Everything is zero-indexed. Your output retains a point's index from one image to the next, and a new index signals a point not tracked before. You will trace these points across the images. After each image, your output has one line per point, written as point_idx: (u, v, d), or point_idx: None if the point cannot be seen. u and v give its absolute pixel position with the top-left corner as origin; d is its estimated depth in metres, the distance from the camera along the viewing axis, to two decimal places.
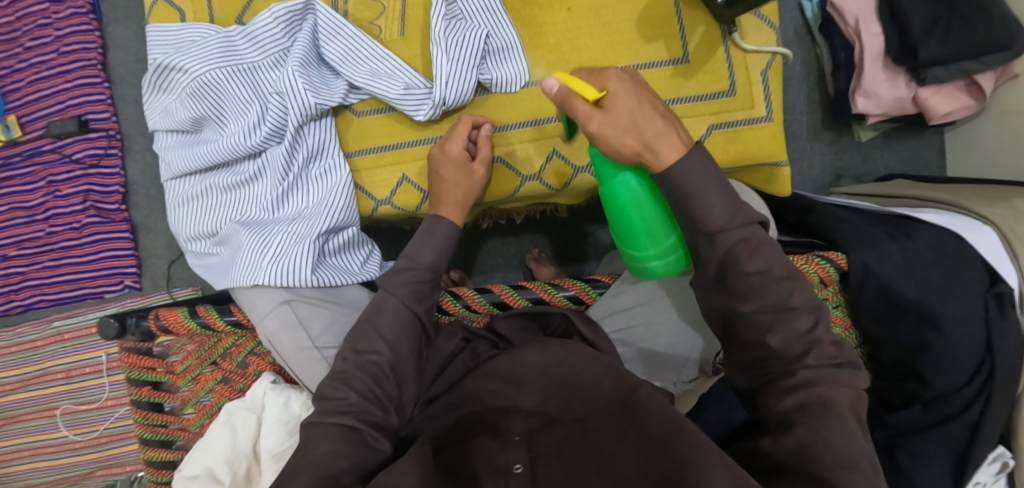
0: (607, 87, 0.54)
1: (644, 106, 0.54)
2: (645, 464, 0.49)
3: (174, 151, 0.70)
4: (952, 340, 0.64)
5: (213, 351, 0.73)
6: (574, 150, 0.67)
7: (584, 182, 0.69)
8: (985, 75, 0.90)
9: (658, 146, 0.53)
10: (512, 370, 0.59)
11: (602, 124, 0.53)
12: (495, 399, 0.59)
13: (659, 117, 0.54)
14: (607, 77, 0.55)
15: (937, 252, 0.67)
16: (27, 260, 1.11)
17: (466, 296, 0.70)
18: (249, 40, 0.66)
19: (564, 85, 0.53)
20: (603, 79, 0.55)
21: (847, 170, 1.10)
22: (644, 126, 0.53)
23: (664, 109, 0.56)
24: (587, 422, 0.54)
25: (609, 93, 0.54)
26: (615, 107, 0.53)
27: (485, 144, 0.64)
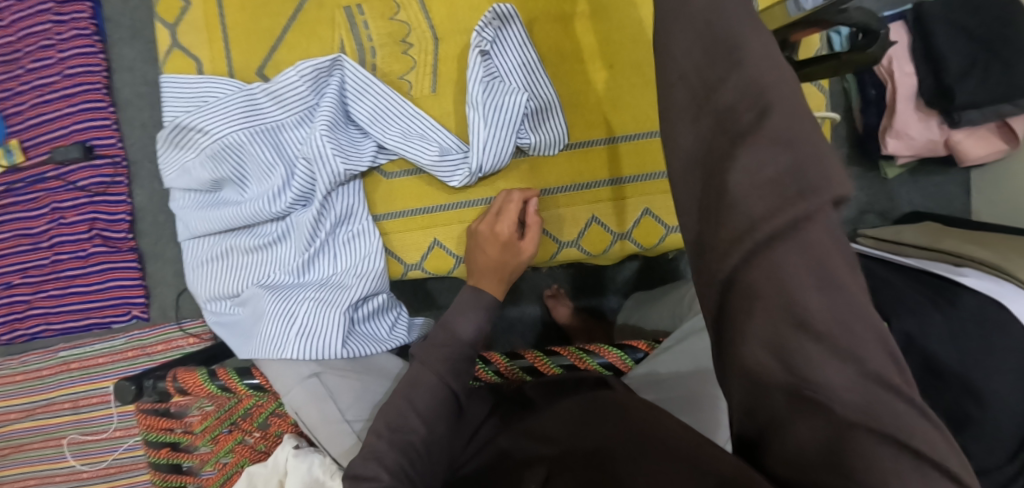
0: None
1: None
2: None
3: (190, 210, 0.67)
4: (994, 413, 0.63)
5: (234, 412, 0.69)
6: (614, 217, 0.65)
7: (622, 250, 0.66)
8: (1019, 119, 0.88)
9: None
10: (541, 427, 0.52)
11: None
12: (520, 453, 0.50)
13: None
14: None
15: (981, 323, 0.66)
16: (31, 288, 1.08)
17: (496, 360, 0.69)
18: (272, 98, 0.63)
19: None
20: None
21: (870, 206, 1.08)
22: None
23: None
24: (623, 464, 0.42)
25: None
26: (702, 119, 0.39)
27: (534, 221, 0.61)
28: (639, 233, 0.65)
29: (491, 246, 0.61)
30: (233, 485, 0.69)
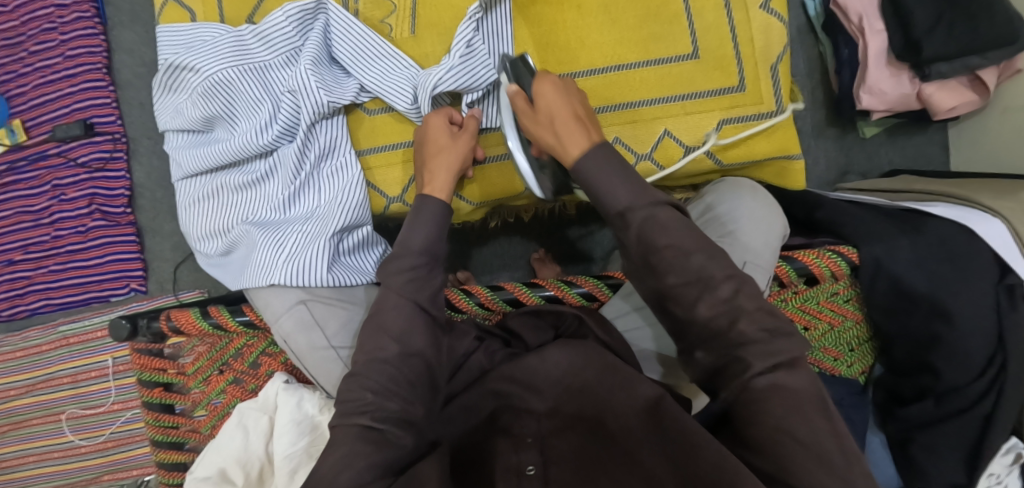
0: (542, 96, 0.60)
1: (566, 107, 0.59)
2: (680, 469, 0.48)
3: (185, 150, 0.72)
4: (963, 333, 0.66)
5: (225, 352, 0.72)
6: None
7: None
8: (989, 71, 0.91)
9: (566, 146, 0.58)
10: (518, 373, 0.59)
11: (538, 116, 0.60)
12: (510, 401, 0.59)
13: (575, 121, 0.59)
14: (544, 84, 0.60)
15: (945, 246, 0.68)
16: (32, 264, 1.11)
17: (479, 294, 0.72)
18: (259, 38, 0.67)
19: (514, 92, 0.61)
20: (540, 86, 0.60)
21: (851, 167, 1.10)
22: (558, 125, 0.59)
23: (586, 113, 0.61)
24: (607, 420, 0.54)
25: (541, 102, 0.60)
26: (539, 109, 0.60)
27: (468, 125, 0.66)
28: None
29: (439, 134, 0.65)
30: (222, 427, 0.68)
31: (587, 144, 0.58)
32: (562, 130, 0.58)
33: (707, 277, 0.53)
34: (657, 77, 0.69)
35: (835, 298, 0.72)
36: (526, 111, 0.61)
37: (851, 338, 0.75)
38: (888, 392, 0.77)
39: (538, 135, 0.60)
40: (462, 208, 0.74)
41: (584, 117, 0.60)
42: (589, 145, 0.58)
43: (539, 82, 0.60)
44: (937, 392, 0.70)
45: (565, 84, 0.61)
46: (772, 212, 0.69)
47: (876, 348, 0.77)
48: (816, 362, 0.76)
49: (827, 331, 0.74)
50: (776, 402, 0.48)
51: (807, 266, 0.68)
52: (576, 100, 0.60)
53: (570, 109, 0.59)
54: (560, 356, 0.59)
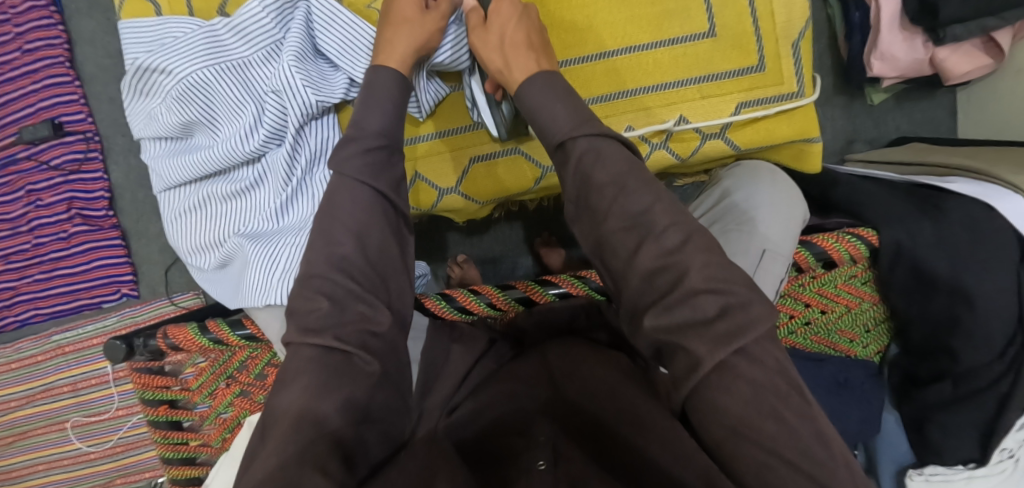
0: (495, 11, 0.59)
1: (518, 29, 0.58)
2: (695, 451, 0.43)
3: (164, 159, 0.67)
4: (984, 316, 0.64)
5: (229, 365, 0.70)
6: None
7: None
8: (1003, 32, 0.87)
9: (510, 70, 0.57)
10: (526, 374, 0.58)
11: (485, 37, 0.59)
12: (516, 403, 0.55)
13: (524, 46, 0.57)
14: (500, 1, 0.60)
15: (969, 225, 0.66)
16: (16, 275, 1.07)
17: (488, 293, 0.68)
18: (234, 32, 0.62)
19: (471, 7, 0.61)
20: (496, 2, 0.60)
21: (857, 135, 1.07)
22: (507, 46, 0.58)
23: (541, 41, 0.59)
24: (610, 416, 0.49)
25: (493, 18, 0.59)
26: (491, 24, 0.59)
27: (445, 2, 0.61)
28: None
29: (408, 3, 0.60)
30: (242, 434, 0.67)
31: (533, 70, 0.56)
32: (512, 56, 0.57)
33: (650, 223, 0.48)
34: (672, 60, 0.66)
35: (853, 281, 0.69)
36: (478, 27, 0.60)
37: (867, 320, 0.73)
38: (905, 374, 0.75)
39: (486, 55, 0.59)
40: (468, 206, 0.75)
41: (537, 45, 0.58)
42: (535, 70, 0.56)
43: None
44: (955, 374, 0.69)
45: (525, 9, 0.60)
46: (792, 197, 0.66)
47: (891, 330, 0.76)
48: (831, 344, 0.74)
49: (843, 314, 0.71)
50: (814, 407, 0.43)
51: (826, 251, 0.65)
52: (529, 28, 0.59)
53: (521, 36, 0.58)
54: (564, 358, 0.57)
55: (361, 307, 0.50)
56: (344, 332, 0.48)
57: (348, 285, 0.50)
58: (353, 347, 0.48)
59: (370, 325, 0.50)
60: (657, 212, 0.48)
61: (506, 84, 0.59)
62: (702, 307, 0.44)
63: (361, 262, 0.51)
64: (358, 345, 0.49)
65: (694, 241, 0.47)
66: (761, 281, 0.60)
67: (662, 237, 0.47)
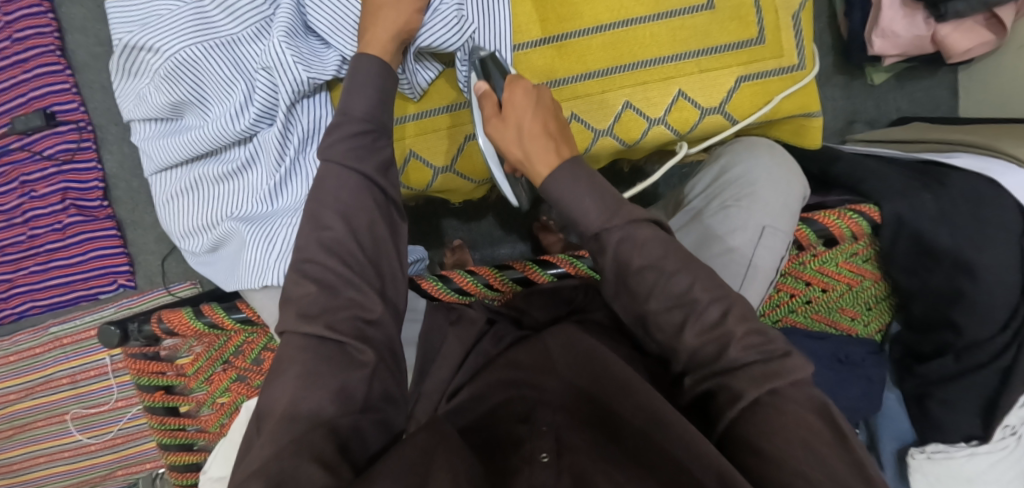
0: (512, 97, 0.55)
1: (537, 118, 0.54)
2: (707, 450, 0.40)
3: (154, 140, 0.66)
4: (987, 287, 0.63)
5: (225, 349, 0.69)
6: (593, 115, 0.66)
7: (606, 145, 0.68)
8: (1006, 7, 0.86)
9: (531, 161, 0.52)
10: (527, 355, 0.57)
11: (501, 126, 0.55)
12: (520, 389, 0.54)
13: (544, 136, 0.53)
14: (517, 88, 0.55)
15: (970, 197, 0.65)
16: (12, 267, 1.07)
17: (486, 274, 0.68)
18: (223, 9, 0.61)
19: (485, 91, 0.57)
20: (512, 88, 0.55)
21: (858, 116, 1.06)
22: (526, 136, 0.53)
23: (562, 129, 0.55)
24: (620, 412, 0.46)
25: (509, 104, 0.55)
26: (507, 116, 0.54)
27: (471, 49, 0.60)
28: (619, 128, 0.67)
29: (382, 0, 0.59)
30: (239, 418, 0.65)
31: (556, 162, 0.52)
32: (531, 148, 0.52)
33: (693, 301, 0.49)
34: (671, 33, 0.65)
35: (854, 259, 0.68)
36: (492, 116, 0.56)
37: (867, 297, 0.72)
38: (907, 348, 0.74)
39: (505, 149, 0.54)
40: (463, 184, 0.75)
41: (556, 132, 0.54)
42: (559, 161, 0.52)
43: (513, 83, 0.56)
44: (957, 348, 0.68)
45: (541, 94, 0.56)
46: (792, 173, 0.65)
47: (892, 306, 0.75)
48: (831, 323, 0.73)
49: (844, 293, 0.70)
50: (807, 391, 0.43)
51: (827, 228, 0.65)
52: (547, 113, 0.55)
53: (539, 125, 0.53)
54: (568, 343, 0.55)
55: (352, 291, 0.49)
56: (336, 320, 0.48)
57: (341, 268, 0.49)
58: (346, 338, 0.48)
59: (364, 312, 0.49)
60: (697, 290, 0.49)
61: (527, 175, 0.54)
62: (739, 359, 0.47)
63: (352, 243, 0.50)
64: (353, 336, 0.48)
65: (733, 313, 0.49)
66: (747, 294, 0.60)
67: (703, 312, 0.49)
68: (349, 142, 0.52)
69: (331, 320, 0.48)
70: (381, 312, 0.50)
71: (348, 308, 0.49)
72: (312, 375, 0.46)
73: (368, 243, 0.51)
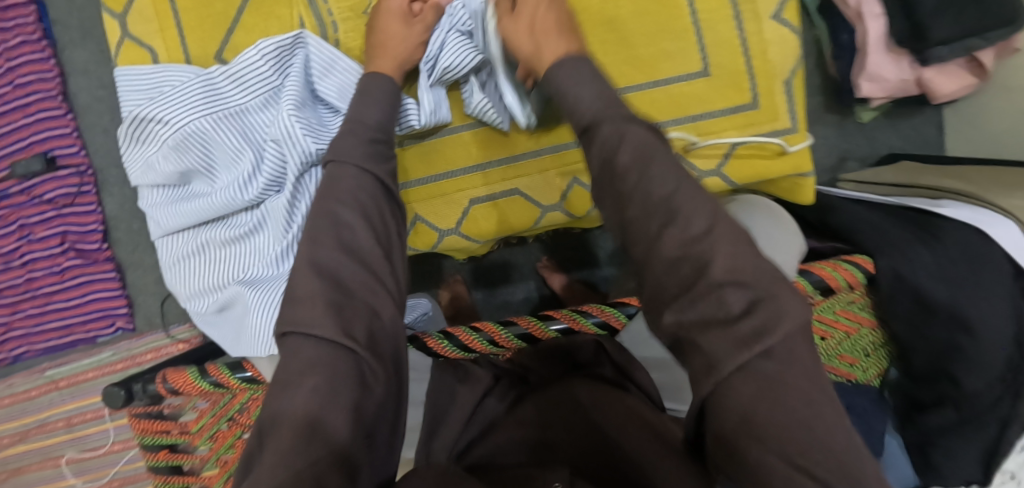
0: None
1: (547, 12, 0.61)
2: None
3: (161, 207, 0.66)
4: (985, 341, 0.64)
5: (230, 407, 0.69)
6: (541, 192, 0.73)
7: (554, 219, 0.75)
8: (987, 52, 0.89)
9: (540, 53, 0.59)
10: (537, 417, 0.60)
11: (510, 23, 0.62)
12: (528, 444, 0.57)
13: (554, 31, 0.60)
14: None
15: (967, 253, 0.66)
16: (9, 310, 1.06)
17: (490, 330, 0.69)
18: (232, 80, 0.62)
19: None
20: None
21: (850, 152, 1.08)
22: (538, 30, 0.60)
23: (571, 25, 0.62)
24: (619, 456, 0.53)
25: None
26: (519, 13, 0.61)
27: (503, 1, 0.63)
28: (570, 201, 0.73)
29: (394, 21, 0.64)
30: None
31: (563, 52, 0.58)
32: (542, 42, 0.59)
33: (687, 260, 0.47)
34: (667, 99, 0.67)
35: (851, 306, 0.71)
36: (507, 12, 0.62)
37: (866, 344, 0.73)
38: (907, 400, 0.73)
39: (515, 41, 0.61)
40: (468, 246, 0.75)
41: (565, 26, 0.61)
42: (565, 54, 0.58)
43: None
44: (956, 399, 0.67)
45: None
46: (785, 230, 0.68)
47: (891, 354, 0.75)
48: (833, 370, 0.72)
49: (843, 339, 0.71)
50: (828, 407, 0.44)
51: (824, 279, 0.65)
52: (558, 10, 0.62)
53: (550, 20, 0.61)
54: (584, 392, 0.60)
55: (366, 293, 0.50)
56: (351, 325, 0.48)
57: None
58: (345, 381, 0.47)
59: (376, 318, 0.50)
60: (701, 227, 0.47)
61: (534, 69, 0.61)
62: (726, 306, 0.43)
63: (370, 245, 0.52)
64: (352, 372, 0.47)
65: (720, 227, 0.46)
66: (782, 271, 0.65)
67: (687, 227, 0.47)
68: (364, 147, 0.56)
69: (347, 326, 0.48)
70: (387, 326, 0.51)
71: (364, 310, 0.50)
72: None
73: (382, 238, 0.53)
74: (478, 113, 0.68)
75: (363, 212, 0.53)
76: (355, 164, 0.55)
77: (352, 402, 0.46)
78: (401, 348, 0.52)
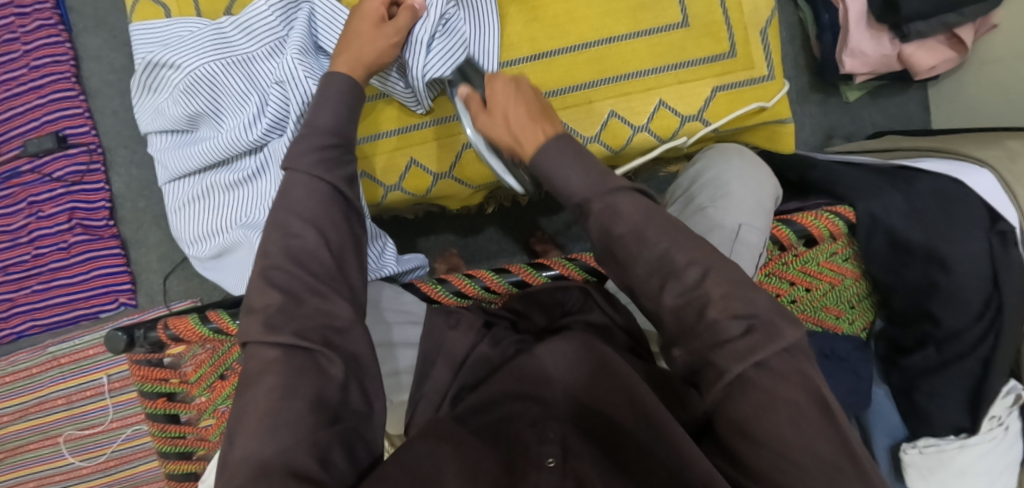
0: (492, 91, 0.60)
1: (519, 102, 0.58)
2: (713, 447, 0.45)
3: (170, 151, 0.69)
4: (960, 278, 0.66)
5: (227, 357, 0.70)
6: None
7: None
8: (964, 28, 0.92)
9: (521, 141, 0.56)
10: (518, 376, 0.55)
11: (486, 123, 0.60)
12: (514, 407, 0.53)
13: (529, 118, 0.56)
14: (495, 83, 0.60)
15: (937, 195, 0.69)
16: (15, 286, 1.09)
17: (483, 277, 0.70)
18: (242, 31, 0.66)
19: (468, 95, 0.62)
20: (491, 86, 0.60)
21: (836, 130, 1.11)
22: (514, 122, 0.57)
23: (546, 106, 0.58)
24: (618, 420, 0.49)
25: (491, 100, 0.59)
26: (492, 110, 0.59)
27: (474, 105, 0.61)
28: None
29: (366, 24, 0.62)
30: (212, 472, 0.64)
31: (542, 138, 0.55)
32: (519, 129, 0.56)
33: None
34: (648, 48, 0.70)
35: (835, 258, 0.70)
36: (481, 113, 0.61)
37: (850, 296, 0.74)
38: (890, 344, 0.75)
39: (495, 137, 0.59)
40: (461, 191, 0.78)
41: (540, 110, 0.57)
42: (547, 136, 0.55)
43: (490, 78, 0.61)
44: (937, 340, 0.69)
45: (519, 84, 0.60)
46: (760, 173, 0.69)
47: (874, 303, 0.76)
48: (817, 322, 0.74)
49: (828, 291, 0.71)
50: (791, 323, 0.46)
51: (806, 228, 0.67)
52: (529, 98, 0.58)
53: (523, 109, 0.57)
54: (559, 352, 0.55)
55: (316, 299, 0.50)
56: (304, 328, 0.49)
57: (320, 257, 0.51)
58: (315, 344, 0.49)
59: (331, 320, 0.50)
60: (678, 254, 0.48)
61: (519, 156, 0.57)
62: (722, 329, 0.45)
63: (318, 252, 0.51)
64: (320, 342, 0.49)
65: (711, 275, 0.47)
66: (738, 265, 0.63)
67: (683, 274, 0.48)
68: (316, 155, 0.54)
69: (300, 328, 0.49)
70: None
71: (317, 318, 0.50)
72: (286, 382, 0.46)
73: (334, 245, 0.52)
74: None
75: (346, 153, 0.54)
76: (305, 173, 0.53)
77: (314, 391, 0.47)
78: (359, 349, 0.51)
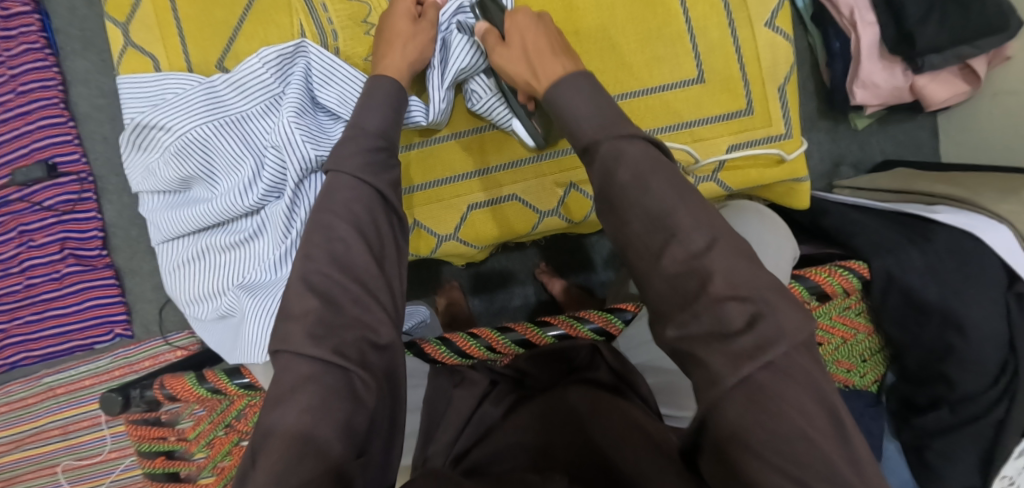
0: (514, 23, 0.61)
1: (540, 38, 0.60)
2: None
3: (162, 212, 0.68)
4: (977, 341, 0.64)
5: (227, 414, 0.68)
6: (538, 196, 0.73)
7: (552, 224, 0.75)
8: (978, 60, 0.89)
9: (539, 73, 0.57)
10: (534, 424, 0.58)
11: (504, 55, 0.61)
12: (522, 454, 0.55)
13: (550, 52, 0.58)
14: (516, 17, 0.62)
15: (957, 254, 0.67)
16: (7, 316, 1.06)
17: (487, 336, 0.67)
18: (234, 88, 0.63)
19: (487, 29, 0.63)
20: (512, 18, 0.62)
21: (844, 158, 1.09)
22: (533, 54, 0.59)
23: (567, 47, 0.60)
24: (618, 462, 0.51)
25: (513, 33, 0.61)
26: (512, 42, 0.61)
27: (493, 37, 0.62)
28: (568, 208, 0.74)
29: (401, 21, 0.64)
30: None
31: (561, 73, 0.55)
32: (538, 64, 0.58)
33: None
34: (664, 106, 0.68)
35: (847, 312, 0.70)
36: (500, 45, 0.62)
37: (862, 350, 0.73)
38: (903, 400, 0.74)
39: (512, 68, 0.60)
40: (467, 251, 0.76)
41: (561, 48, 0.59)
42: (564, 72, 0.55)
43: (511, 13, 0.62)
44: (951, 402, 0.68)
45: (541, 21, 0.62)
46: (780, 233, 0.68)
47: (887, 357, 0.75)
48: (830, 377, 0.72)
49: (839, 345, 0.70)
50: None
51: (819, 284, 0.65)
52: (549, 35, 0.60)
53: (543, 43, 0.59)
54: (576, 395, 0.60)
55: (356, 310, 0.49)
56: (342, 345, 0.48)
57: None
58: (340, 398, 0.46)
59: (369, 342, 0.49)
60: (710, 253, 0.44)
61: (534, 91, 0.59)
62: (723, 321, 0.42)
63: (365, 262, 0.50)
64: (357, 361, 0.48)
65: (722, 243, 0.44)
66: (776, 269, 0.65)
67: (689, 239, 0.45)
68: (362, 157, 0.54)
69: (337, 345, 0.47)
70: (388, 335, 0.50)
71: (355, 330, 0.49)
72: None
73: (377, 249, 0.52)
74: (483, 111, 0.68)
75: (347, 229, 0.51)
76: (351, 175, 0.53)
77: (344, 418, 0.45)
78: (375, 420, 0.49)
